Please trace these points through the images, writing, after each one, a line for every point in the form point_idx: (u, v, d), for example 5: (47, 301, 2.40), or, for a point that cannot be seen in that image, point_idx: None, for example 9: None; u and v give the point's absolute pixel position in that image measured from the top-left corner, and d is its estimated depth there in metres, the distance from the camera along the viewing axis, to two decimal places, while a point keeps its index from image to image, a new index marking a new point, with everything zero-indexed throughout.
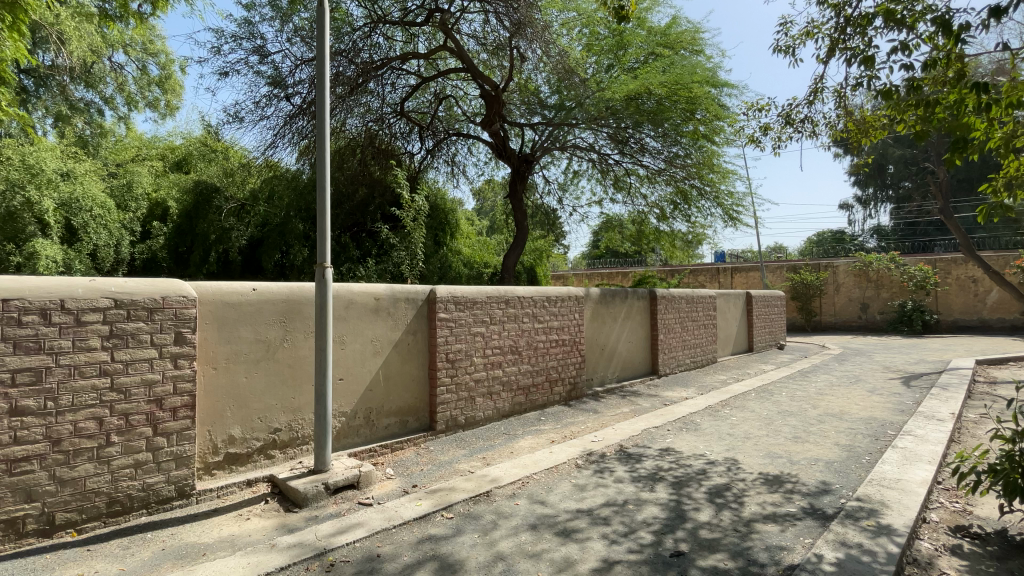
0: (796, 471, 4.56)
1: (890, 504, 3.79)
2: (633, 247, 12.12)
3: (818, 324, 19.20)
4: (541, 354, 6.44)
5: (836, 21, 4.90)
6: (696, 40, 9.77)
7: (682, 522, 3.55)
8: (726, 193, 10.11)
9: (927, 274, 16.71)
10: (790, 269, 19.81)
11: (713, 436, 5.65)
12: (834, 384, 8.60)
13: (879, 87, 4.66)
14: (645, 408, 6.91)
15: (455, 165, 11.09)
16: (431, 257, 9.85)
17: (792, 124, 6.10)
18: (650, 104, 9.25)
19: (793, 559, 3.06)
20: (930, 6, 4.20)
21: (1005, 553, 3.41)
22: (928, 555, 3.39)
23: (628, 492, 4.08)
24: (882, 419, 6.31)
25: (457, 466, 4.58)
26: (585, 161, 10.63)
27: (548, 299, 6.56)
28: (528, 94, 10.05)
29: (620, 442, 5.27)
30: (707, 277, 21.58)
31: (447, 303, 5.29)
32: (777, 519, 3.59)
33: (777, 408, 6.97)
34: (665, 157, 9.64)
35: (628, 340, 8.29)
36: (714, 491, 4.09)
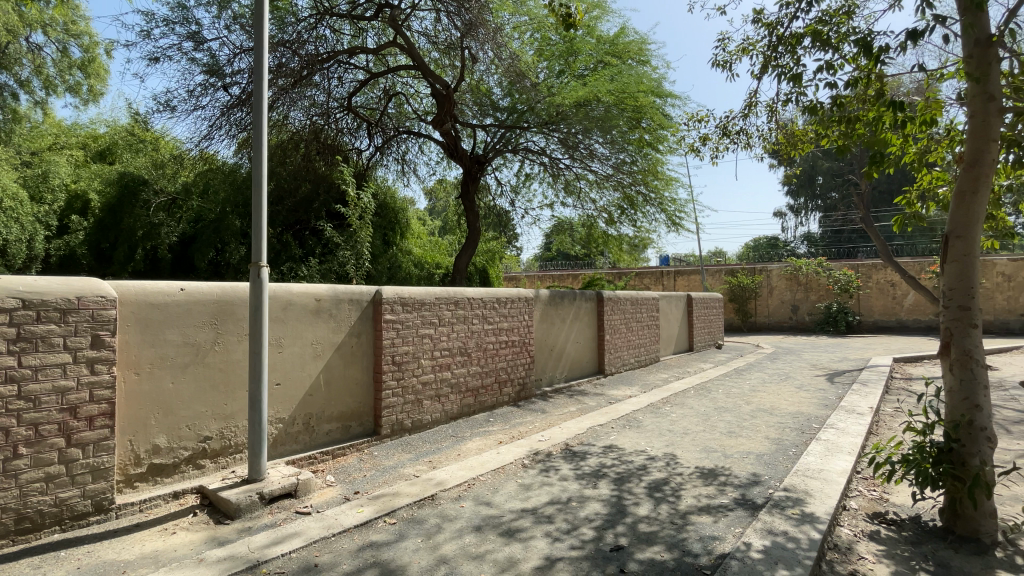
0: (729, 464, 4.80)
1: (813, 493, 4.07)
2: (583, 250, 12.36)
3: (753, 324, 20.33)
4: (490, 356, 6.44)
5: (769, 40, 5.20)
6: (642, 51, 10.10)
7: (623, 517, 3.65)
8: (670, 199, 10.50)
9: (850, 279, 18.06)
10: (728, 273, 20.89)
11: (654, 432, 5.85)
12: (766, 382, 9.13)
13: (806, 103, 5.00)
14: (591, 406, 7.07)
15: (406, 164, 10.94)
16: (379, 257, 9.63)
17: (728, 136, 6.42)
18: (599, 111, 9.45)
19: (724, 548, 3.22)
20: (850, 30, 4.54)
21: (916, 538, 3.71)
22: (847, 541, 3.65)
23: (572, 489, 4.15)
24: (808, 414, 6.76)
25: (401, 470, 4.50)
26: (536, 164, 10.75)
27: (498, 300, 6.57)
28: (480, 95, 10.06)
29: (566, 441, 5.36)
30: (652, 280, 22.43)
31: (393, 303, 5.18)
32: (711, 511, 3.77)
33: (714, 404, 7.32)
34: (613, 164, 9.89)
35: (577, 341, 8.45)
36: (653, 486, 4.24)
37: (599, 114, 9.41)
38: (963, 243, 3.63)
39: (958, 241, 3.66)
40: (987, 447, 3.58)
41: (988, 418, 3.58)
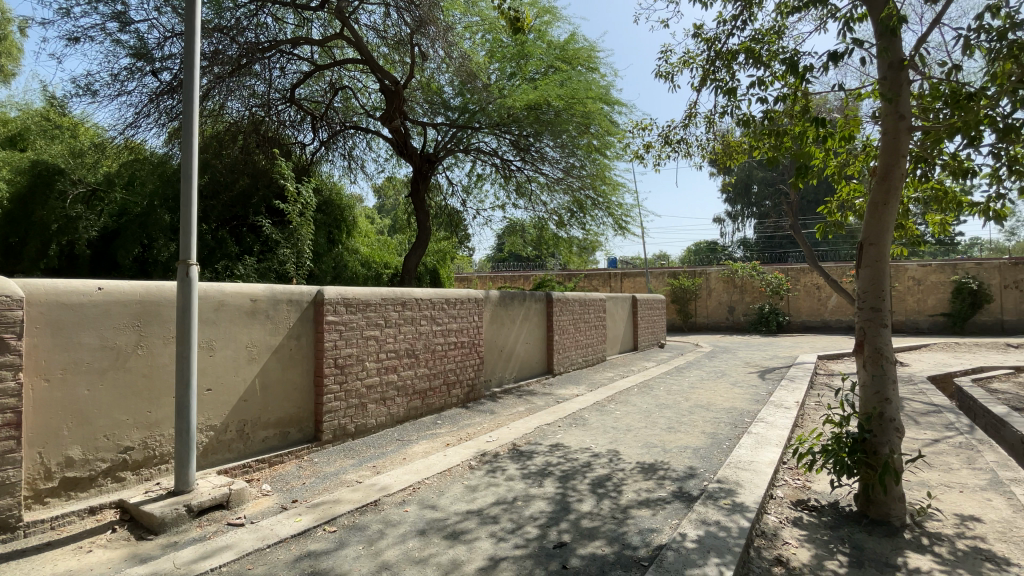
0: (668, 458, 5.01)
1: (743, 484, 4.32)
2: (534, 252, 12.48)
3: (694, 324, 21.29)
4: (438, 357, 6.37)
5: (708, 54, 5.47)
6: (591, 58, 10.31)
7: (566, 514, 3.72)
8: (617, 204, 10.80)
9: (781, 282, 19.28)
10: (670, 275, 21.76)
11: (599, 429, 6.01)
12: (705, 379, 9.59)
13: (740, 115, 5.30)
14: (539, 406, 7.15)
15: (353, 160, 10.66)
16: (323, 256, 9.30)
17: (670, 144, 6.68)
18: (550, 114, 9.57)
19: (661, 539, 3.36)
20: (778, 49, 4.85)
21: (834, 523, 4.01)
22: (774, 527, 3.90)
23: (517, 489, 4.19)
24: (741, 409, 7.16)
25: (344, 476, 4.37)
26: (488, 165, 10.78)
27: (447, 301, 6.53)
28: (430, 93, 9.96)
29: (514, 441, 5.39)
30: (600, 282, 23.01)
31: (336, 304, 5.02)
32: (650, 504, 3.91)
33: (656, 401, 7.61)
34: (563, 167, 10.11)
35: (526, 342, 8.52)
36: (597, 482, 4.35)
37: (549, 118, 9.53)
38: (876, 250, 3.98)
39: (872, 248, 4.00)
40: (894, 436, 3.93)
41: (896, 409, 3.93)
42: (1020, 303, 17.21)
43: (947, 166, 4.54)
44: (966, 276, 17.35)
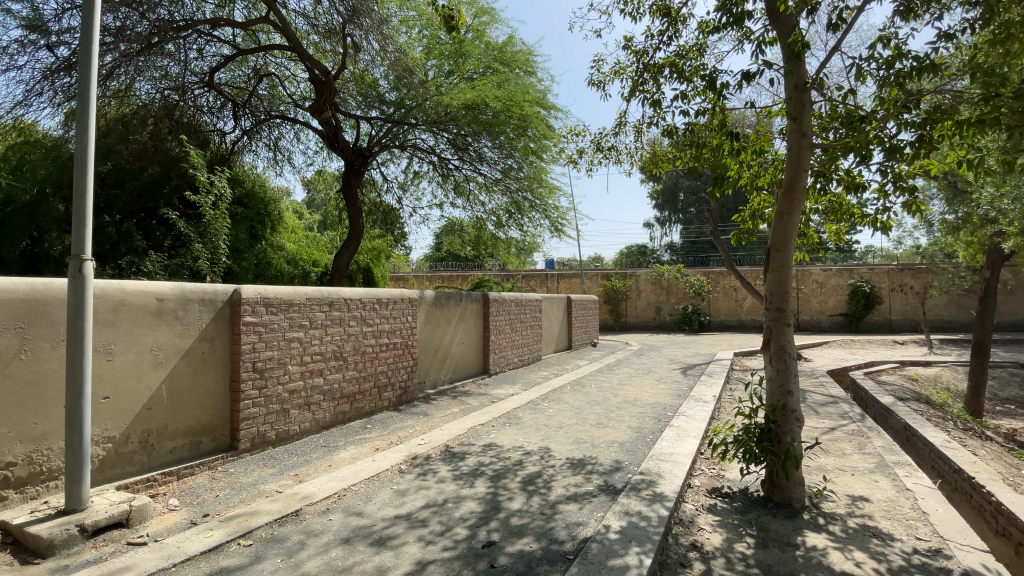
0: (596, 453, 5.19)
1: (664, 474, 4.56)
2: (473, 252, 12.43)
3: (625, 324, 22.18)
4: (368, 360, 6.19)
5: (637, 66, 5.71)
6: (528, 62, 10.42)
7: (496, 513, 3.74)
8: (553, 207, 10.98)
9: (703, 284, 20.55)
10: (603, 277, 22.49)
11: (532, 428, 6.11)
12: (633, 376, 10.02)
13: (665, 126, 5.61)
14: (474, 406, 7.14)
15: (279, 151, 10.13)
16: (244, 252, 8.76)
17: (602, 151, 6.92)
18: (488, 115, 9.56)
19: (586, 532, 3.47)
20: (698, 66, 5.18)
21: (744, 507, 4.34)
22: (691, 515, 4.15)
23: (448, 490, 4.16)
24: (665, 403, 7.56)
25: (262, 487, 4.13)
26: (425, 162, 10.61)
27: (378, 301, 6.35)
28: (364, 86, 9.76)
29: (446, 442, 5.35)
30: (537, 282, 23.36)
31: (255, 304, 4.73)
32: (577, 499, 4.03)
33: (587, 398, 7.86)
34: (501, 168, 10.18)
35: (461, 342, 8.47)
36: (527, 480, 4.42)
37: (487, 119, 9.52)
38: (781, 255, 4.34)
39: (777, 253, 4.36)
40: (795, 426, 4.31)
41: (797, 401, 4.31)
42: (904, 304, 19.49)
43: (842, 181, 5.03)
44: (860, 280, 19.38)
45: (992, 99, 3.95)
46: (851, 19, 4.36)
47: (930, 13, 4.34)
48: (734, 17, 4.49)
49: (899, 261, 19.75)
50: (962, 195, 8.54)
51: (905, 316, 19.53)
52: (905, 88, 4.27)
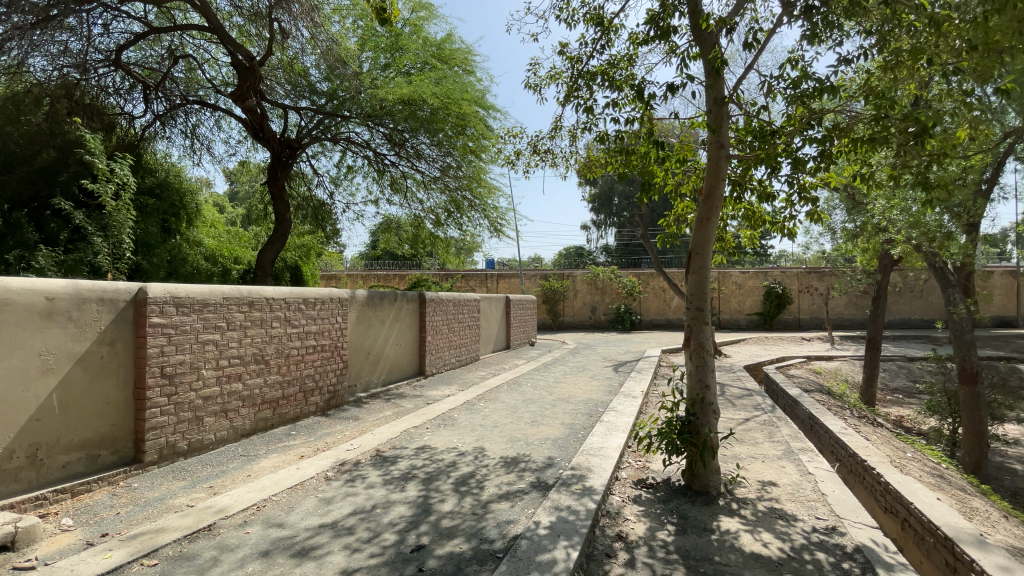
0: (530, 451, 5.27)
1: (593, 468, 4.72)
2: (410, 250, 12.21)
3: (562, 323, 22.66)
4: (293, 363, 5.90)
5: (572, 72, 5.82)
6: (467, 60, 10.36)
7: (426, 516, 3.70)
8: (492, 207, 10.97)
9: (635, 285, 21.42)
10: (542, 278, 22.77)
11: (466, 428, 6.09)
12: (568, 374, 10.28)
13: (597, 132, 5.80)
14: (408, 408, 7.00)
15: (197, 140, 9.43)
16: (155, 247, 8.06)
17: (539, 153, 7.02)
18: (425, 111, 9.37)
19: (517, 530, 3.51)
20: (628, 75, 5.38)
21: (666, 496, 4.57)
22: (618, 506, 4.33)
23: (377, 496, 4.05)
24: (597, 400, 7.83)
25: (171, 502, 3.82)
26: (359, 157, 10.28)
27: (304, 301, 6.08)
28: (294, 74, 9.32)
29: (377, 447, 5.22)
30: (476, 282, 23.30)
31: (163, 303, 4.37)
32: (509, 497, 4.07)
33: (523, 397, 7.96)
34: (439, 166, 10.06)
35: (396, 343, 8.28)
36: (460, 481, 4.40)
37: (425, 115, 9.34)
38: (700, 258, 4.62)
39: (697, 257, 4.64)
40: (712, 417, 4.59)
41: (713, 394, 4.60)
42: (811, 304, 21.41)
43: (756, 190, 5.41)
44: (774, 282, 21.05)
45: (882, 119, 4.41)
46: (764, 40, 4.71)
47: (831, 39, 4.78)
48: (661, 31, 4.72)
49: (807, 265, 21.66)
50: (858, 206, 9.43)
51: (812, 315, 21.46)
52: (808, 107, 4.68)
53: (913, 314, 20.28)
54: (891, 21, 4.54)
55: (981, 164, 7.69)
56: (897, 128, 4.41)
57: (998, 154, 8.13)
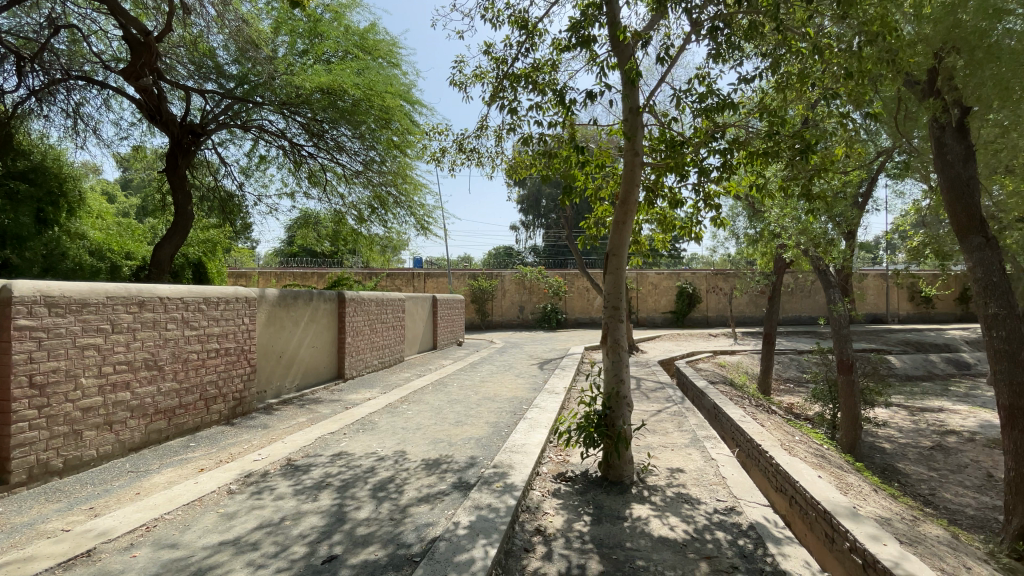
0: (452, 452, 5.23)
1: (515, 465, 4.78)
2: (331, 247, 11.68)
3: (490, 322, 22.72)
4: (192, 368, 5.42)
5: (497, 73, 5.83)
6: (392, 52, 10.00)
7: (340, 525, 3.55)
8: (419, 204, 10.71)
9: (561, 284, 22.01)
10: (471, 277, 22.70)
11: (387, 432, 5.93)
12: (494, 373, 10.34)
13: (521, 133, 5.86)
14: (324, 414, 6.68)
15: (81, 120, 8.38)
16: (28, 240, 7.05)
17: (464, 151, 6.99)
18: (346, 102, 8.96)
19: (435, 532, 3.47)
20: (550, 79, 5.51)
21: (583, 488, 4.74)
22: (538, 501, 4.42)
23: (287, 507, 3.83)
24: (522, 397, 7.95)
25: (41, 526, 3.36)
26: (273, 147, 9.67)
27: (204, 300, 5.61)
28: (198, 54, 8.59)
29: (288, 456, 4.93)
30: (403, 281, 22.74)
31: (33, 303, 3.85)
32: (428, 499, 4.01)
33: (448, 398, 7.88)
34: (362, 160, 9.67)
35: (312, 346, 7.87)
36: (378, 486, 4.26)
37: (346, 106, 8.88)
38: (616, 260, 4.83)
39: (613, 258, 4.85)
40: (626, 410, 4.81)
41: (627, 388, 4.82)
42: (718, 303, 23.22)
43: (667, 197, 5.73)
44: (686, 283, 22.58)
45: (774, 136, 4.86)
46: (675, 55, 5.00)
47: (733, 58, 5.18)
48: (581, 39, 4.87)
49: (715, 266, 23.46)
50: (756, 214, 10.39)
51: (719, 313, 23.28)
52: (712, 120, 5.05)
53: (804, 311, 22.64)
54: (783, 46, 4.99)
55: (858, 179, 8.73)
56: (786, 144, 4.88)
57: (871, 171, 9.26)
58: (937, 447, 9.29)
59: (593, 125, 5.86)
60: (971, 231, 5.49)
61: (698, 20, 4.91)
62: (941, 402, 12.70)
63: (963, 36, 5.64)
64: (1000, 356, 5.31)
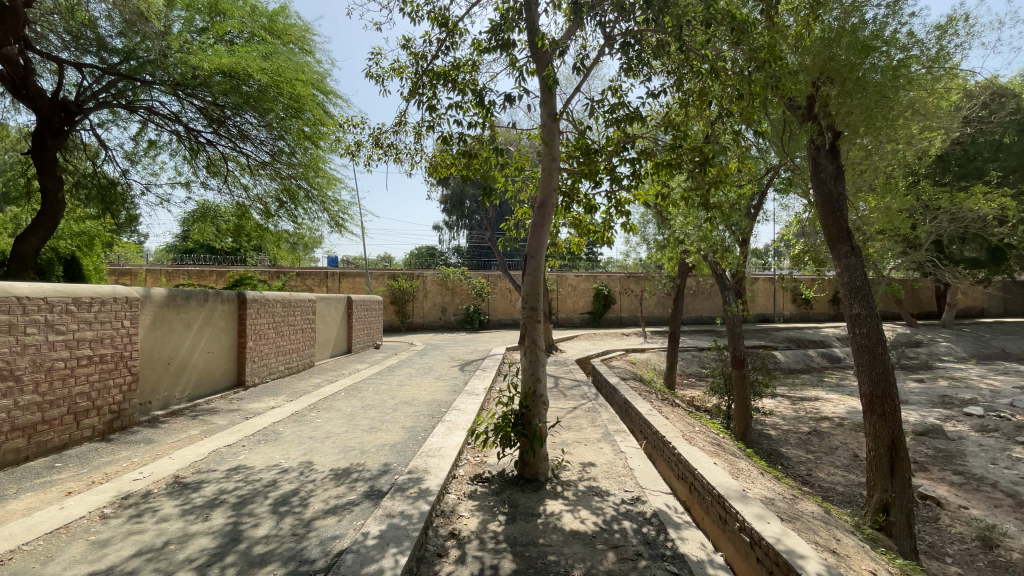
0: (364, 460, 5.03)
1: (430, 470, 4.70)
2: (233, 244, 10.79)
3: (411, 324, 22.18)
4: (60, 379, 4.75)
5: (416, 69, 5.72)
6: (304, 39, 9.44)
7: (235, 545, 3.27)
8: (333, 199, 10.18)
9: (483, 286, 22.01)
10: (390, 277, 22.00)
11: (293, 442, 5.57)
12: (412, 376, 10.10)
13: (441, 133, 5.79)
14: (221, 425, 6.14)
15: None
16: None
17: (381, 147, 6.76)
18: (252, 87, 8.33)
19: (342, 545, 3.31)
20: (470, 79, 5.48)
21: (499, 488, 4.76)
22: (453, 504, 4.38)
23: (172, 530, 3.46)
24: (440, 400, 7.84)
25: None
26: (165, 132, 8.75)
27: (75, 302, 4.95)
28: (75, 23, 7.50)
29: (175, 473, 4.47)
30: (315, 281, 21.47)
31: None
32: (336, 511, 3.81)
33: (362, 403, 7.58)
34: (269, 150, 9.06)
35: (207, 351, 7.21)
36: (279, 501, 3.99)
37: (251, 92, 8.31)
38: (534, 262, 4.90)
39: (532, 260, 4.92)
40: (542, 409, 4.88)
41: (543, 387, 4.89)
42: (631, 304, 24.52)
43: (583, 203, 5.93)
44: (602, 285, 23.59)
45: (677, 148, 5.21)
46: (590, 66, 5.19)
47: (641, 73, 5.48)
48: (500, 42, 4.91)
49: (628, 270, 24.78)
50: (663, 221, 11.08)
51: (632, 313, 24.60)
52: (623, 131, 5.30)
53: (705, 311, 24.59)
54: (686, 65, 5.36)
55: (751, 192, 9.61)
56: (687, 157, 5.27)
57: (762, 185, 10.25)
58: (813, 432, 10.50)
59: (511, 128, 5.92)
60: (840, 241, 6.26)
61: (611, 34, 5.14)
62: (818, 392, 14.35)
63: (836, 68, 6.43)
64: (862, 350, 6.11)
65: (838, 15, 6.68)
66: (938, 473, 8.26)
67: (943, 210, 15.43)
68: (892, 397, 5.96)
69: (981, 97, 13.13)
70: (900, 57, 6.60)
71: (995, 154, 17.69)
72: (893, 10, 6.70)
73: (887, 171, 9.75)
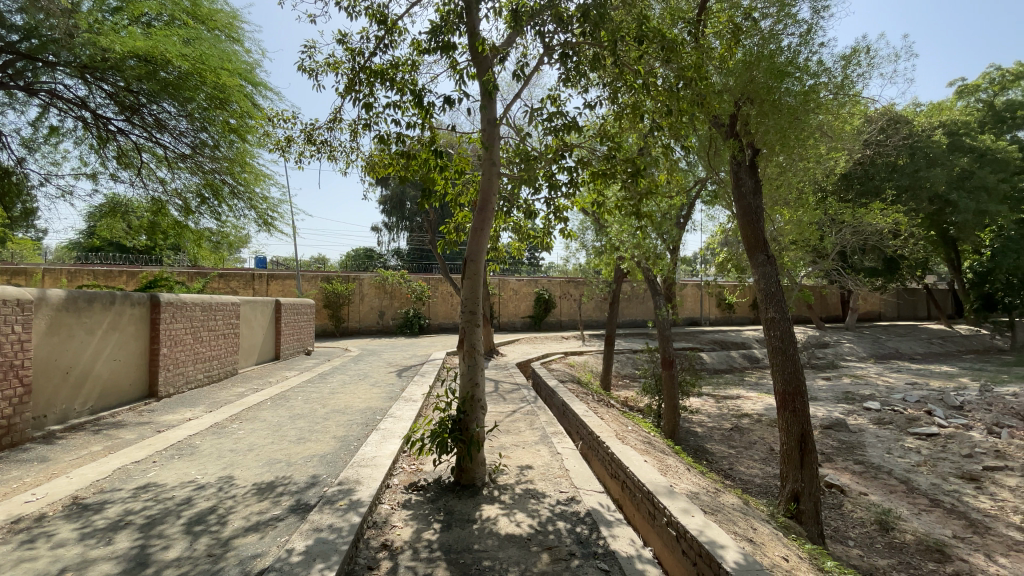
0: (291, 472, 4.79)
1: (362, 480, 4.55)
2: (147, 241, 9.94)
3: (346, 329, 21.40)
4: None
5: (352, 65, 5.55)
6: (232, 26, 8.94)
7: (141, 571, 3.00)
8: (261, 196, 9.62)
9: (424, 289, 21.73)
10: (324, 279, 21.15)
11: (211, 456, 5.20)
12: (345, 383, 9.75)
13: (378, 133, 5.65)
14: (128, 440, 5.61)
15: None
16: None
17: (314, 143, 6.49)
18: (171, 74, 7.73)
19: (264, 563, 3.12)
20: (409, 79, 5.39)
21: (435, 496, 4.69)
22: (386, 514, 4.27)
23: (67, 556, 3.11)
24: (374, 407, 7.63)
25: None
26: (69, 118, 7.94)
27: None
28: None
29: (74, 493, 4.04)
30: (241, 283, 20.21)
31: None
32: (258, 528, 3.60)
33: (290, 412, 7.21)
34: (190, 142, 8.45)
35: (113, 359, 6.58)
36: (194, 520, 3.70)
37: (170, 79, 7.70)
38: (474, 266, 4.87)
39: (472, 263, 4.88)
40: (480, 413, 4.85)
41: (481, 391, 4.87)
42: (569, 308, 25.10)
43: (523, 208, 5.99)
44: (543, 289, 23.98)
45: (611, 159, 5.40)
46: (530, 74, 5.27)
47: (580, 85, 5.65)
48: (441, 44, 4.87)
49: (567, 275, 25.40)
50: (599, 227, 11.46)
51: (571, 317, 25.18)
52: (561, 139, 5.45)
53: (638, 315, 25.63)
54: (620, 79, 5.58)
55: (682, 202, 10.14)
56: (620, 167, 5.47)
57: (690, 197, 10.87)
58: (735, 428, 11.20)
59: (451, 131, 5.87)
60: (758, 250, 6.74)
61: (550, 45, 5.25)
62: (739, 391, 15.36)
63: (756, 91, 6.96)
64: (776, 351, 6.60)
65: (758, 41, 7.22)
66: (842, 463, 9.09)
67: (847, 224, 17.06)
68: (802, 394, 6.48)
69: (878, 123, 14.67)
70: (811, 83, 7.21)
71: (889, 173, 19.64)
72: (806, 39, 7.34)
73: (799, 188, 10.64)
